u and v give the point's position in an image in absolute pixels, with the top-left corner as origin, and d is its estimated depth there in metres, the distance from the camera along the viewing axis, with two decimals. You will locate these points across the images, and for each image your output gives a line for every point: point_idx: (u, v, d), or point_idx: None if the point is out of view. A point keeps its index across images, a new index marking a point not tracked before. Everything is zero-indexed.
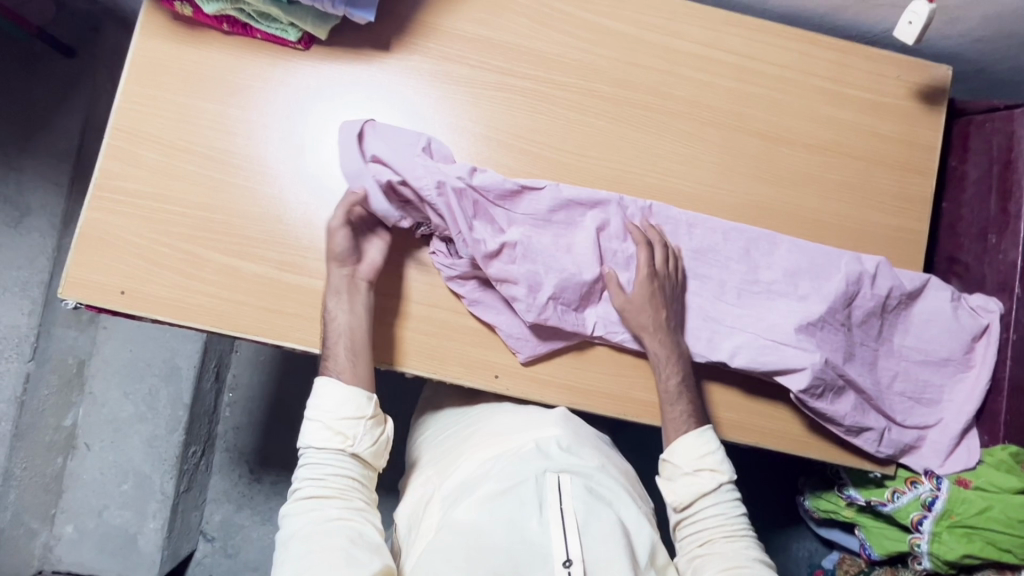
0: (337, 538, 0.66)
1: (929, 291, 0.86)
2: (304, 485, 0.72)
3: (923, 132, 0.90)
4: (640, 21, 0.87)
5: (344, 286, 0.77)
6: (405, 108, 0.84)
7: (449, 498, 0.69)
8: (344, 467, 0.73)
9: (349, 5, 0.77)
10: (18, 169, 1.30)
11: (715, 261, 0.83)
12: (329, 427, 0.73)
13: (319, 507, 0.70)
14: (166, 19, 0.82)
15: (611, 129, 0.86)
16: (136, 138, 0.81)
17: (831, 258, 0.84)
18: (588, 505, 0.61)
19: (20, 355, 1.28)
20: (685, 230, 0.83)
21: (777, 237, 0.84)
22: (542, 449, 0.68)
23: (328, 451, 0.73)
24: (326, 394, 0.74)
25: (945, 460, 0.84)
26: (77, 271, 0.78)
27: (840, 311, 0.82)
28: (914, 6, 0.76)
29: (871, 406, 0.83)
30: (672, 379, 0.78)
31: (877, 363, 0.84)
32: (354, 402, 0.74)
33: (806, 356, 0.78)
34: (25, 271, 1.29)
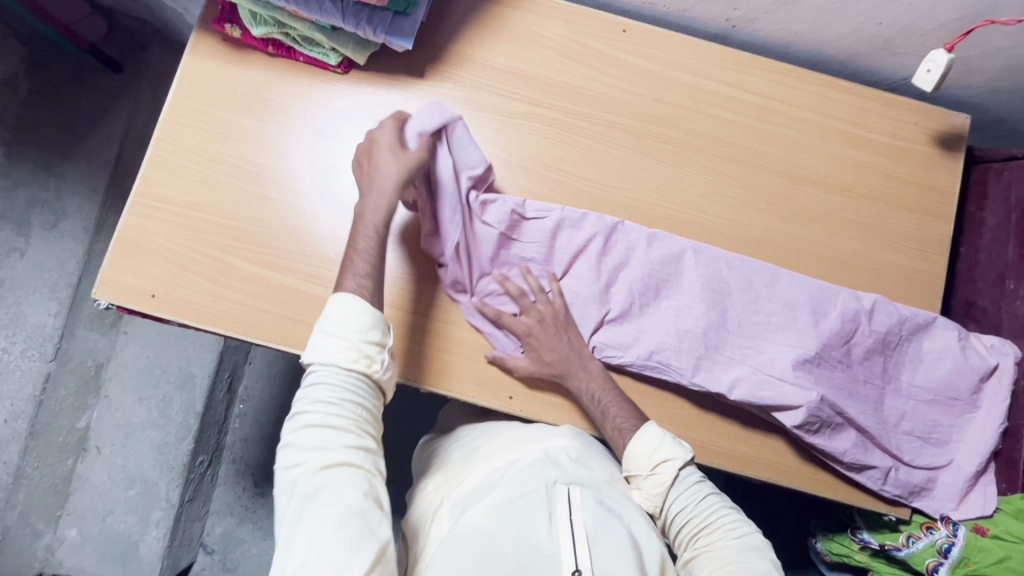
0: (345, 491, 0.61)
1: (938, 328, 0.86)
2: (314, 409, 0.64)
3: (940, 176, 0.91)
4: (665, 60, 0.91)
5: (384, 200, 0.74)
6: None
7: (458, 504, 0.71)
8: (359, 394, 0.66)
9: (389, 33, 0.81)
10: (59, 175, 1.36)
11: (719, 287, 0.83)
12: (351, 346, 0.67)
13: (327, 444, 0.63)
14: (215, 38, 0.87)
15: (633, 161, 0.88)
16: (177, 148, 0.84)
17: (829, 294, 0.85)
18: (599, 519, 0.63)
19: (44, 355, 1.34)
20: (691, 256, 0.84)
21: (780, 271, 0.85)
22: (553, 461, 0.71)
23: (347, 372, 0.66)
24: (352, 311, 0.67)
25: (959, 503, 0.83)
26: (112, 272, 0.81)
27: (837, 349, 0.83)
28: (932, 56, 0.78)
29: (875, 445, 0.83)
30: (596, 404, 0.78)
31: (881, 401, 0.84)
32: (377, 325, 0.68)
33: (802, 394, 0.79)
34: (56, 274, 1.34)
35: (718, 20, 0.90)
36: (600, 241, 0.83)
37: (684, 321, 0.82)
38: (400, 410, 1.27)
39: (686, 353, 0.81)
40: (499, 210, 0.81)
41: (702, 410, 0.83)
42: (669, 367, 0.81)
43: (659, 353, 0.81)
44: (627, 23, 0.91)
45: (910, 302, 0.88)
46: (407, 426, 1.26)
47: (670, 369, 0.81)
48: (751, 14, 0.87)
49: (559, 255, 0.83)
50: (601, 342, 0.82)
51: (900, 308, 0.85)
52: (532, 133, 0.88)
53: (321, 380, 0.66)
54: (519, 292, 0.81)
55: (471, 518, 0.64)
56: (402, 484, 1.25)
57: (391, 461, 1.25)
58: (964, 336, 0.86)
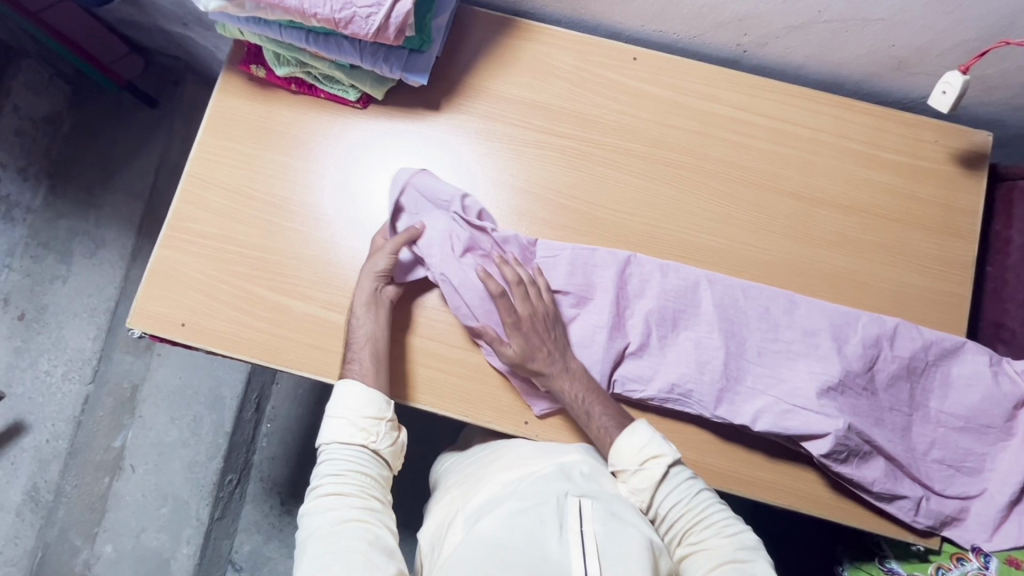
0: (355, 539, 0.64)
1: (967, 353, 0.84)
2: (324, 482, 0.69)
3: (963, 196, 0.90)
4: (677, 86, 0.92)
5: (371, 298, 0.81)
6: (456, 165, 0.90)
7: (472, 516, 0.72)
8: (363, 465, 0.72)
9: (406, 70, 0.84)
10: (99, 206, 1.43)
11: (735, 318, 0.83)
12: (355, 424, 0.73)
13: (339, 504, 0.68)
14: (242, 79, 0.91)
15: (646, 187, 0.89)
16: (207, 183, 0.88)
17: (850, 320, 0.84)
18: (609, 529, 0.63)
19: (83, 377, 1.40)
20: (707, 285, 0.84)
21: (797, 298, 0.85)
22: (567, 475, 0.72)
23: (353, 447, 0.72)
24: (351, 392, 0.74)
25: (993, 534, 0.81)
26: (145, 302, 0.85)
27: (861, 376, 0.82)
28: (947, 78, 0.77)
29: (904, 474, 0.81)
30: (579, 403, 0.79)
31: (909, 429, 0.82)
32: (376, 401, 0.74)
33: (830, 422, 0.78)
34: (95, 299, 1.41)
35: (730, 46, 0.91)
36: (613, 275, 0.84)
37: (705, 351, 0.82)
38: (419, 430, 1.29)
39: (708, 386, 0.80)
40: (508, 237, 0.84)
41: (720, 436, 0.82)
42: (691, 401, 0.80)
43: (679, 387, 0.80)
44: (638, 51, 0.93)
45: (933, 325, 0.86)
46: (428, 445, 1.28)
47: (693, 405, 0.80)
48: (762, 39, 0.87)
49: (576, 283, 0.84)
50: (622, 374, 0.82)
51: (923, 332, 0.84)
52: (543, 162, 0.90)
53: (328, 460, 0.72)
54: (513, 281, 0.80)
55: (483, 526, 0.66)
56: (421, 505, 1.27)
57: (411, 480, 1.27)
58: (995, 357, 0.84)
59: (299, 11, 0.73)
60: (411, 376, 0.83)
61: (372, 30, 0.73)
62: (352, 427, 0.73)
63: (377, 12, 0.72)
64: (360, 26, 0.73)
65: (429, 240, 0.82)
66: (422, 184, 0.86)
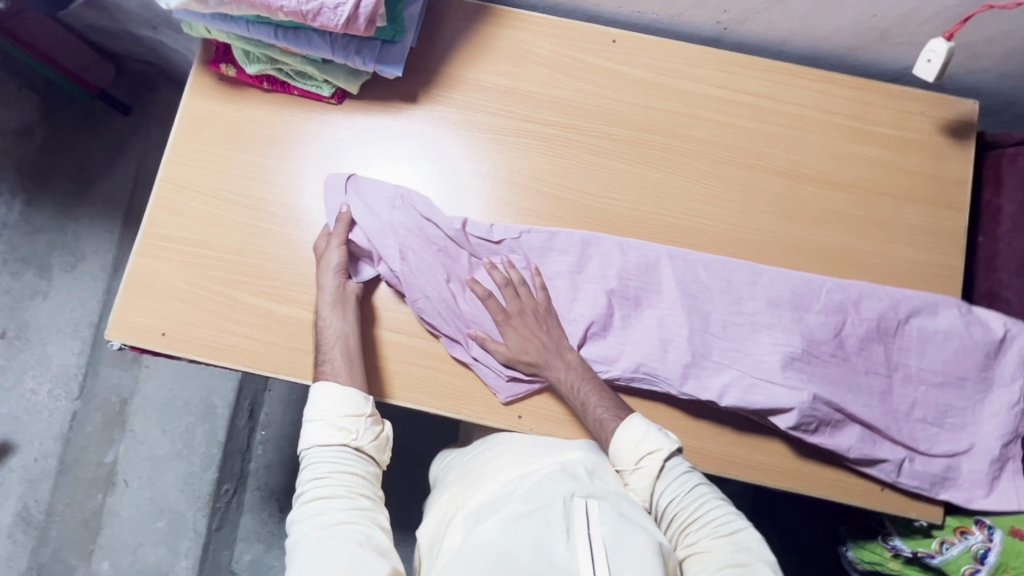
0: (344, 539, 0.63)
1: (940, 308, 0.83)
2: (308, 487, 0.68)
3: (952, 166, 0.88)
4: (658, 67, 0.90)
5: (336, 295, 0.79)
6: (410, 155, 0.88)
7: (473, 517, 0.70)
8: (347, 464, 0.70)
9: (379, 62, 0.82)
10: (77, 219, 1.40)
11: (698, 294, 0.82)
12: (333, 424, 0.72)
13: (332, 508, 0.66)
14: (212, 79, 0.88)
15: (631, 172, 0.88)
16: (181, 189, 0.86)
17: (815, 287, 0.83)
18: (618, 532, 0.61)
19: (70, 394, 1.37)
20: (668, 263, 0.83)
21: (760, 268, 0.84)
22: (570, 474, 0.71)
23: (333, 448, 0.71)
24: (329, 395, 0.72)
25: (990, 491, 0.79)
26: (123, 313, 0.83)
27: (827, 343, 0.81)
28: (931, 46, 0.76)
29: (884, 437, 0.80)
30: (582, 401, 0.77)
31: (888, 391, 0.81)
32: (356, 400, 0.73)
33: (795, 394, 0.77)
34: (77, 313, 1.38)
35: (710, 24, 0.89)
36: (573, 262, 0.83)
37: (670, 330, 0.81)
38: (415, 430, 1.27)
39: (673, 364, 0.79)
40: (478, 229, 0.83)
41: (717, 421, 0.81)
42: (658, 381, 0.79)
43: (646, 367, 0.79)
44: (617, 34, 0.91)
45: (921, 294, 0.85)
46: (425, 445, 1.27)
47: (660, 384, 0.79)
48: (742, 15, 0.86)
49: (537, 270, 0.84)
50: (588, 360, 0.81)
51: (889, 292, 0.83)
52: (518, 150, 0.88)
53: (310, 463, 0.71)
54: (503, 282, 0.81)
55: (484, 530, 0.64)
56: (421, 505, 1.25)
57: (410, 481, 1.26)
58: (968, 310, 0.83)
59: (264, 5, 0.70)
60: (402, 375, 0.81)
61: (342, 21, 0.70)
62: (333, 428, 0.72)
63: (345, 3, 0.69)
64: (328, 18, 0.70)
65: (380, 233, 0.82)
66: (363, 184, 0.84)
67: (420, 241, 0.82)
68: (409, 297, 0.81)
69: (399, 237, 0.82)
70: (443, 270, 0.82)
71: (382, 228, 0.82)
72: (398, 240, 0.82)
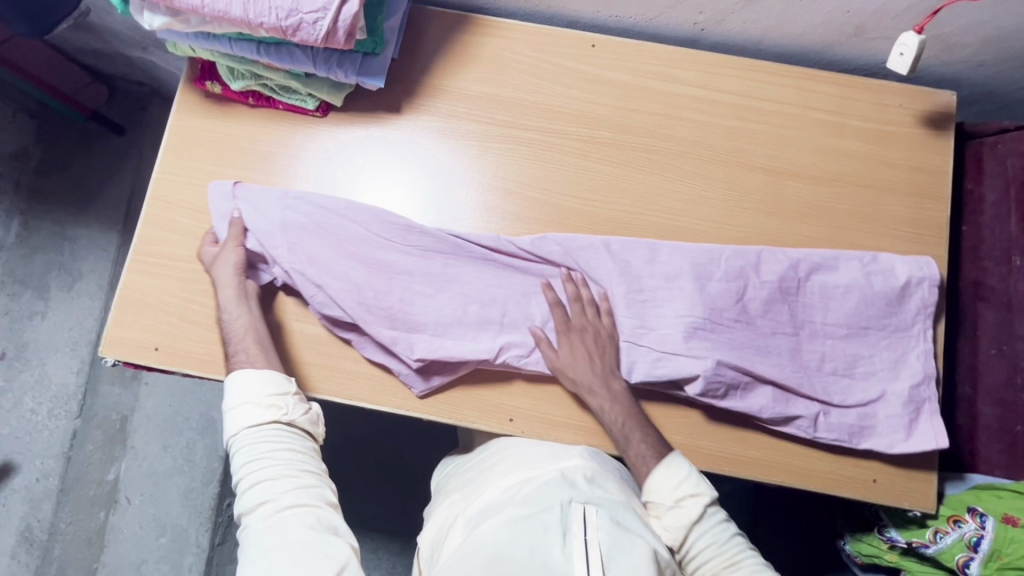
0: (294, 524, 0.64)
1: (841, 261, 0.84)
2: (246, 474, 0.68)
3: (933, 157, 0.89)
4: (638, 69, 0.91)
5: (239, 291, 0.80)
6: (318, 161, 0.89)
7: (472, 521, 0.70)
8: (282, 443, 0.71)
9: (361, 74, 0.83)
10: (73, 239, 1.42)
11: (599, 271, 0.83)
12: (261, 404, 0.72)
13: (275, 493, 0.67)
14: (198, 96, 0.90)
15: (615, 174, 0.89)
16: (171, 205, 0.87)
17: (713, 255, 0.83)
18: (615, 537, 0.61)
19: (70, 412, 1.38)
20: (568, 246, 0.83)
21: (658, 244, 0.84)
22: (570, 481, 0.71)
23: (266, 429, 0.71)
24: (253, 379, 0.73)
25: (909, 436, 0.80)
26: (117, 329, 0.84)
27: (730, 309, 0.81)
28: (903, 39, 0.76)
29: (797, 394, 0.80)
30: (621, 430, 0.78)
31: (797, 349, 0.82)
32: (278, 380, 0.74)
33: (698, 363, 0.78)
34: (75, 332, 1.39)
35: (687, 25, 0.90)
36: (483, 251, 0.83)
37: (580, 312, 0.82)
38: (415, 438, 1.28)
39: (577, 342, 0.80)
40: (378, 223, 0.83)
41: (706, 418, 0.81)
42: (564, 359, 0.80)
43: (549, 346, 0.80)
44: (597, 38, 0.92)
45: None
46: (424, 452, 1.27)
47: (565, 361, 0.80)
48: (718, 16, 0.87)
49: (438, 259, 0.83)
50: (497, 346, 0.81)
51: (788, 252, 0.84)
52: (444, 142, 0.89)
53: (242, 447, 0.71)
54: (572, 297, 0.82)
55: (482, 532, 0.65)
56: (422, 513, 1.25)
57: (411, 489, 1.26)
58: (871, 258, 0.85)
59: (245, 22, 0.71)
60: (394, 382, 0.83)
61: (321, 36, 0.71)
62: (261, 407, 0.72)
63: (323, 17, 0.70)
64: (308, 32, 0.71)
65: (269, 234, 0.82)
66: (250, 191, 0.84)
67: (312, 238, 0.82)
68: (308, 294, 0.81)
69: (292, 236, 0.82)
70: (351, 267, 0.82)
71: (275, 229, 0.82)
72: (287, 241, 0.82)
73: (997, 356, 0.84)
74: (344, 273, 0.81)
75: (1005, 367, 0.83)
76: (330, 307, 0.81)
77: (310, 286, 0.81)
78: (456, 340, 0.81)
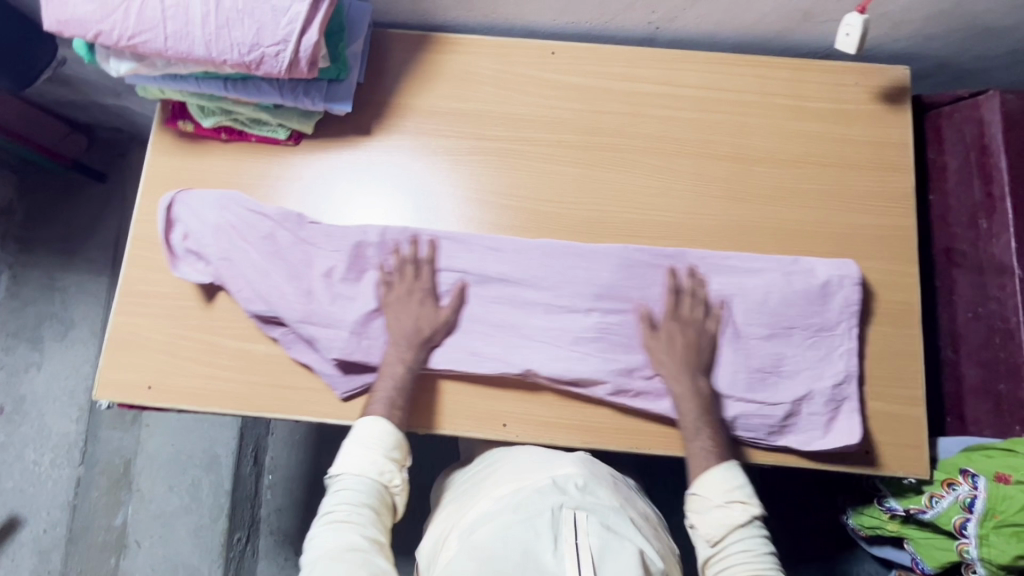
0: (350, 564, 0.66)
1: (761, 266, 0.85)
2: (336, 510, 0.72)
3: (893, 130, 0.91)
4: (599, 72, 0.93)
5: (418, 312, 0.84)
6: (255, 182, 0.91)
7: (467, 528, 0.72)
8: (372, 497, 0.73)
9: (328, 100, 0.85)
10: (63, 287, 1.43)
11: (522, 282, 0.86)
12: (374, 458, 0.75)
13: (342, 532, 0.69)
14: (172, 136, 0.92)
15: (585, 175, 0.90)
16: (152, 244, 0.88)
17: (631, 258, 0.86)
18: (605, 540, 0.63)
19: (72, 460, 1.39)
20: (491, 256, 0.86)
21: (580, 248, 0.86)
22: (560, 487, 0.72)
23: (366, 480, 0.74)
24: (376, 432, 0.76)
25: (827, 432, 0.81)
26: (110, 372, 0.85)
27: (644, 316, 0.84)
28: (848, 20, 0.79)
29: (721, 394, 0.82)
30: (693, 414, 0.79)
31: (718, 351, 0.83)
32: (400, 440, 0.77)
33: (607, 368, 0.82)
34: (72, 380, 1.40)
35: (642, 25, 0.93)
36: (404, 249, 0.87)
37: (496, 316, 0.85)
38: (419, 455, 1.28)
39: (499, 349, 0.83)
40: (311, 231, 0.86)
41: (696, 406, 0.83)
42: (486, 364, 0.83)
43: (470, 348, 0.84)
44: (556, 45, 0.94)
45: (881, 259, 0.87)
46: (429, 467, 1.28)
47: (490, 365, 0.83)
48: (670, 13, 0.89)
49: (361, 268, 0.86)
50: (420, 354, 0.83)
51: (706, 255, 0.86)
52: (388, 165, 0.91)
53: (339, 487, 0.74)
54: (687, 291, 0.84)
55: (476, 540, 0.66)
56: None
57: (420, 507, 1.26)
58: (799, 257, 0.86)
59: (210, 60, 0.73)
60: None
61: (284, 67, 0.73)
62: (371, 461, 0.75)
63: (284, 49, 0.72)
64: (271, 65, 0.73)
65: (202, 233, 0.86)
66: (187, 199, 0.87)
67: (238, 236, 0.86)
68: (234, 291, 0.84)
69: (221, 235, 0.86)
70: (278, 270, 0.85)
71: (205, 229, 0.86)
72: (220, 241, 0.86)
73: (974, 320, 0.86)
74: (264, 269, 0.85)
75: (984, 329, 0.85)
76: (258, 306, 0.84)
77: (240, 287, 0.84)
78: (374, 340, 0.84)
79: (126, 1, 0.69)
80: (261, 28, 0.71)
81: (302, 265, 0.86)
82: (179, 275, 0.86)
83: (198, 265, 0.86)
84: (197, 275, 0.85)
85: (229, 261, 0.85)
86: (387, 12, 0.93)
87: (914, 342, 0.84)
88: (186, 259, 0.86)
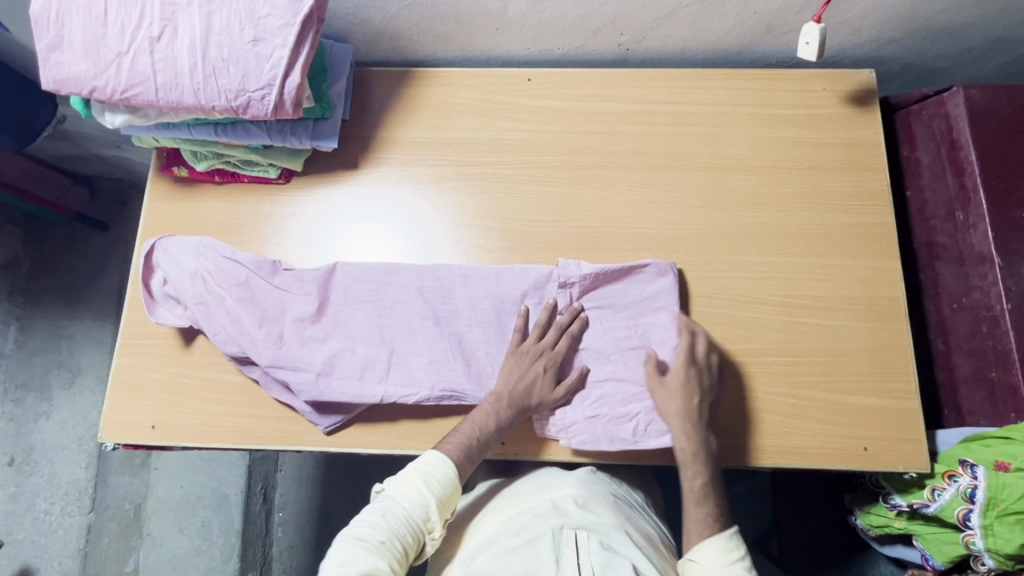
0: None
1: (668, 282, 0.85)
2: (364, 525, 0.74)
3: (864, 130, 0.93)
4: (575, 94, 0.97)
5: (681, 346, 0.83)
6: (233, 225, 0.94)
7: (471, 553, 0.77)
8: (404, 524, 0.75)
9: (314, 138, 0.89)
10: (70, 336, 1.46)
11: (492, 309, 0.86)
12: (419, 491, 0.76)
13: (359, 555, 0.71)
14: (166, 181, 0.95)
15: (568, 193, 0.93)
16: None
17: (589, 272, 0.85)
18: (605, 559, 0.67)
19: (82, 507, 1.39)
20: (460, 282, 0.87)
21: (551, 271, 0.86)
22: (561, 510, 0.75)
23: (408, 506, 0.76)
24: (432, 467, 0.77)
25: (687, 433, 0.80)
26: (114, 413, 0.87)
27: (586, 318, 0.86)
28: (806, 30, 0.82)
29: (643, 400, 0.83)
30: (698, 481, 0.78)
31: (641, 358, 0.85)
32: (451, 482, 0.77)
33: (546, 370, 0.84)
34: (81, 427, 1.42)
35: (612, 47, 0.96)
36: (375, 289, 0.88)
37: (472, 347, 0.86)
38: None
39: (475, 376, 0.84)
40: (284, 275, 0.88)
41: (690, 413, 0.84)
42: (464, 394, 0.84)
43: (444, 385, 0.84)
44: (531, 72, 0.98)
45: (863, 257, 0.88)
46: None
47: (467, 397, 0.84)
48: (638, 35, 0.93)
49: (335, 307, 0.87)
50: (387, 391, 0.84)
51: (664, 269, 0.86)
52: (371, 201, 0.94)
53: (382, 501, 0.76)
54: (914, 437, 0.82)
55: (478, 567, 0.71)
56: None
57: None
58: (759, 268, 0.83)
59: (198, 108, 0.77)
60: (387, 423, 0.86)
61: (270, 109, 0.77)
62: (416, 493, 0.76)
63: (269, 93, 0.76)
64: (258, 108, 0.77)
65: (179, 278, 0.88)
66: (166, 247, 0.89)
67: (214, 281, 0.87)
68: (211, 334, 0.85)
69: (199, 281, 0.87)
70: (253, 314, 0.86)
71: (185, 275, 0.88)
72: (195, 286, 0.87)
73: (959, 310, 0.87)
74: (236, 314, 0.86)
75: (970, 319, 0.86)
76: (234, 351, 0.85)
77: (217, 331, 0.85)
78: (344, 378, 0.84)
79: (117, 58, 0.73)
80: (246, 75, 0.75)
81: (278, 309, 0.87)
82: (156, 320, 0.87)
83: (176, 308, 0.88)
84: (173, 316, 0.87)
85: (201, 306, 0.86)
86: (368, 50, 0.97)
87: (903, 336, 0.85)
88: (164, 303, 0.88)
